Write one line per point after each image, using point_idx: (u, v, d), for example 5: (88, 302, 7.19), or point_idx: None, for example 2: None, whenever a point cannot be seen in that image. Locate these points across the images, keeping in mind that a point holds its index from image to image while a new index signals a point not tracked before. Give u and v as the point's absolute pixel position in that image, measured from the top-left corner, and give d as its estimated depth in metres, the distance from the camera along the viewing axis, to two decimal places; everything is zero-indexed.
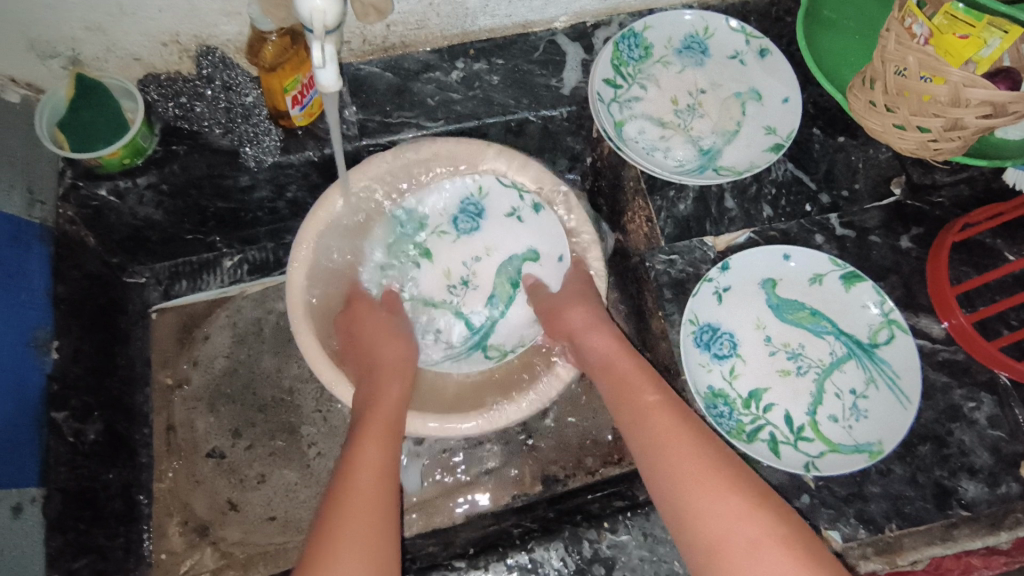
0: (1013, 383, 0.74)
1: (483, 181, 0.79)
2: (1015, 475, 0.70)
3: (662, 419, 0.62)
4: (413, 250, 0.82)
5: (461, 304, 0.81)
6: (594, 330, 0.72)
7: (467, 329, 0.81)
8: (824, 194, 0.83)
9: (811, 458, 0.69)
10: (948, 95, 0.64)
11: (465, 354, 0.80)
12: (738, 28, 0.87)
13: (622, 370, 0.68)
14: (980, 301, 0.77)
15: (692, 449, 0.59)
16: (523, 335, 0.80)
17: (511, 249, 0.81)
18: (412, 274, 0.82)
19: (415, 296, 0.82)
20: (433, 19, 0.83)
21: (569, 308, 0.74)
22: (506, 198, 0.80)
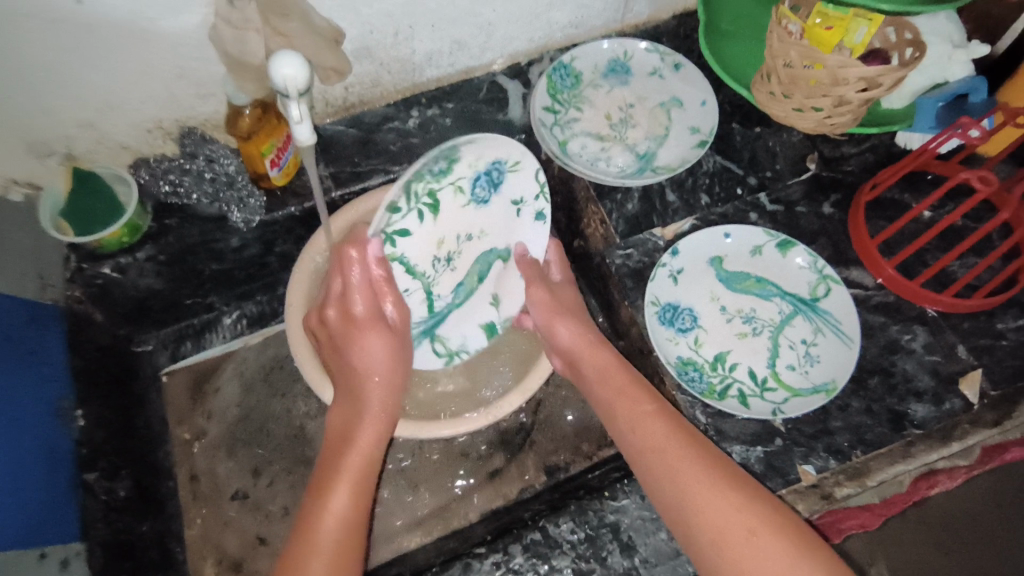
0: (941, 313, 0.84)
1: (525, 160, 0.76)
2: (956, 392, 0.79)
3: (658, 431, 0.67)
4: (425, 198, 0.72)
5: (435, 283, 0.80)
6: (582, 346, 0.77)
7: (427, 310, 0.81)
8: (751, 177, 0.94)
9: (777, 404, 0.78)
10: (830, 77, 0.76)
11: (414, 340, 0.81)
12: (652, 49, 1.00)
13: (613, 385, 0.73)
14: (899, 247, 0.88)
15: (686, 460, 0.64)
16: (467, 338, 0.85)
17: (495, 241, 0.81)
18: (410, 228, 0.74)
19: (399, 256, 0.75)
20: (386, 77, 0.95)
21: (558, 321, 0.79)
22: (525, 188, 0.78)
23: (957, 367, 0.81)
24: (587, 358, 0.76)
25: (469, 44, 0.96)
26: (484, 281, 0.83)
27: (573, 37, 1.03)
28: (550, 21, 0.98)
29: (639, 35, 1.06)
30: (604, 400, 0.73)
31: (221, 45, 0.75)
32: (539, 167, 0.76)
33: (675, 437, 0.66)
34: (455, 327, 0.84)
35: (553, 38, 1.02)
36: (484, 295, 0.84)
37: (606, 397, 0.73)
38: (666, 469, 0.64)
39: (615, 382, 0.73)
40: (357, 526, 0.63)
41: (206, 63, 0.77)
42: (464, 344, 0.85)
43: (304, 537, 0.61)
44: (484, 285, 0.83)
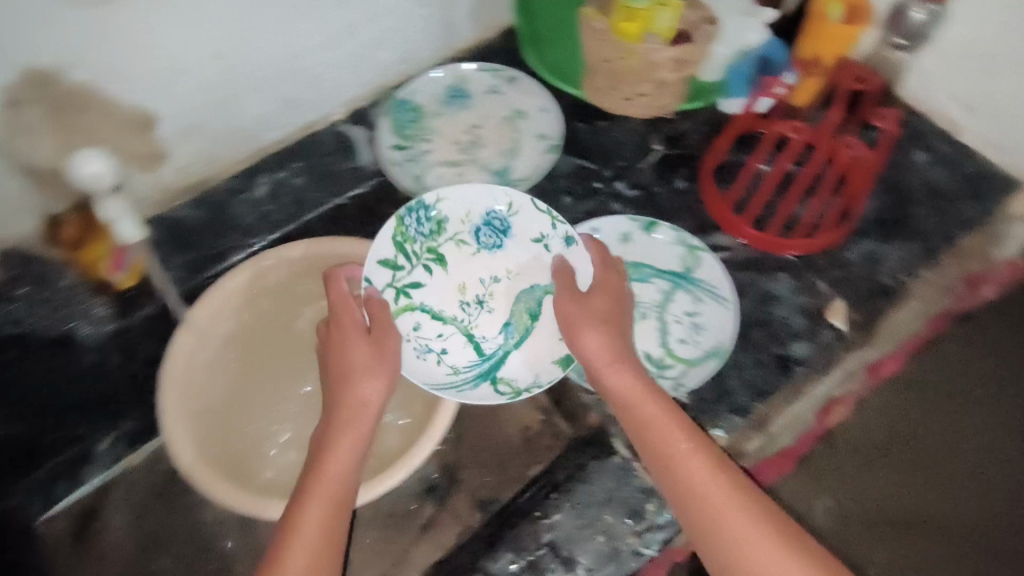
0: (800, 256, 0.89)
1: (517, 200, 0.81)
2: (828, 324, 0.85)
3: (694, 470, 0.64)
4: (424, 251, 0.82)
5: (442, 339, 0.81)
6: (614, 361, 0.71)
7: (475, 353, 0.81)
8: (606, 169, 0.97)
9: (676, 379, 0.80)
10: (644, 65, 0.80)
11: (439, 398, 0.79)
12: (484, 69, 1.02)
13: (638, 408, 0.68)
14: (750, 203, 0.93)
15: (725, 500, 0.61)
16: (538, 375, 0.80)
17: (534, 279, 0.82)
18: (421, 280, 0.81)
19: (417, 303, 0.81)
20: (220, 150, 0.90)
21: (585, 341, 0.72)
22: (537, 222, 0.81)
23: (824, 301, 0.86)
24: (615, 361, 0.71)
25: (301, 100, 0.93)
26: (539, 320, 0.82)
27: (408, 71, 1.03)
28: (378, 61, 0.98)
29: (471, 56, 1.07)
30: (625, 411, 0.69)
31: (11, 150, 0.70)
32: (533, 198, 0.80)
33: (712, 479, 0.63)
34: (520, 367, 0.81)
35: (388, 76, 1.01)
36: (560, 333, 0.81)
37: (631, 417, 0.69)
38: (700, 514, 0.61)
39: (648, 415, 0.68)
40: (327, 560, 0.62)
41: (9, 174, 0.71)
42: (533, 382, 0.80)
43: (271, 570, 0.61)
44: (540, 323, 0.82)
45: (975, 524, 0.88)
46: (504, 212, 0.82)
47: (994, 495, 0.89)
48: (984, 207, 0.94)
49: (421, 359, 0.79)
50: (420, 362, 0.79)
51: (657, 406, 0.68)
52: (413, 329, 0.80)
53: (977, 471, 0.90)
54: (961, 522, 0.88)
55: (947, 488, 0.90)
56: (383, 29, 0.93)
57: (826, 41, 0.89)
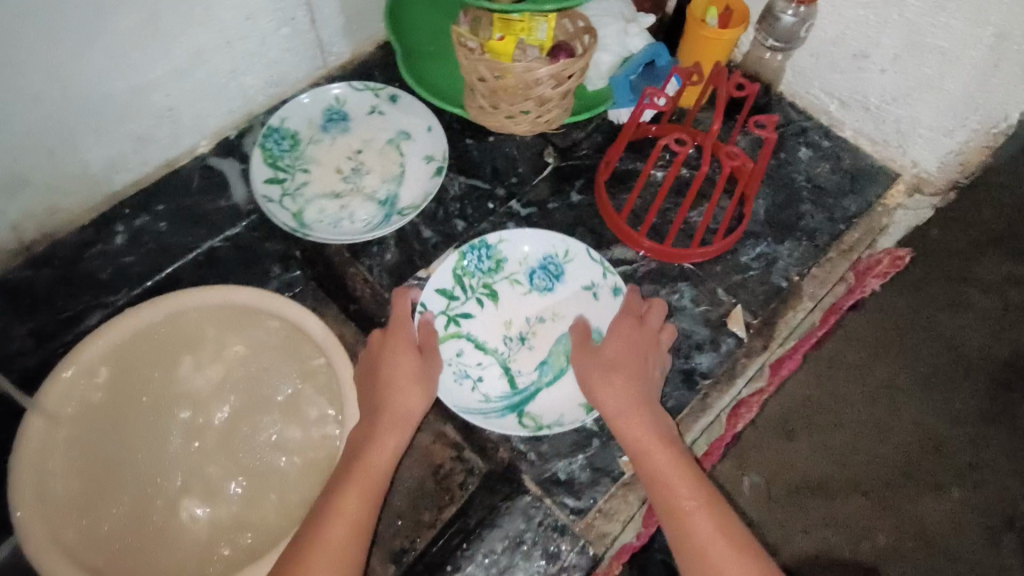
0: (696, 265, 0.89)
1: (573, 247, 0.84)
2: (729, 331, 0.85)
3: (701, 522, 0.63)
4: (479, 287, 0.83)
5: (512, 359, 0.80)
6: (633, 409, 0.70)
7: (508, 386, 0.78)
8: (499, 188, 0.93)
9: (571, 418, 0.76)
10: (522, 82, 0.76)
11: (497, 413, 0.76)
12: (362, 88, 0.95)
13: (645, 448, 0.69)
14: (645, 213, 0.92)
15: (722, 547, 0.62)
16: (564, 412, 0.77)
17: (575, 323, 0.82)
18: (472, 311, 0.82)
19: (464, 333, 0.80)
20: (64, 199, 0.80)
21: (608, 376, 0.72)
22: (589, 270, 0.83)
23: (723, 309, 0.86)
24: (626, 405, 0.71)
25: (155, 136, 0.84)
26: None
27: (279, 95, 0.95)
28: (242, 87, 0.89)
29: (347, 74, 1.01)
30: (640, 450, 0.69)
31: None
32: (589, 249, 0.83)
33: (721, 535, 0.63)
34: (550, 403, 0.77)
35: (256, 101, 0.93)
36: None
37: (640, 457, 0.69)
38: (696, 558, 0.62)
39: (657, 461, 0.68)
40: (349, 556, 0.63)
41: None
42: (559, 419, 0.76)
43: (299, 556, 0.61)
44: None
45: (874, 475, 0.89)
46: (559, 258, 0.85)
47: (897, 439, 0.91)
48: (865, 199, 0.96)
49: (458, 384, 0.77)
50: (458, 387, 0.77)
51: (670, 452, 0.68)
52: (455, 355, 0.79)
53: (878, 419, 0.92)
54: (866, 478, 0.89)
55: (856, 442, 0.91)
56: (242, 52, 0.85)
57: (704, 45, 0.90)
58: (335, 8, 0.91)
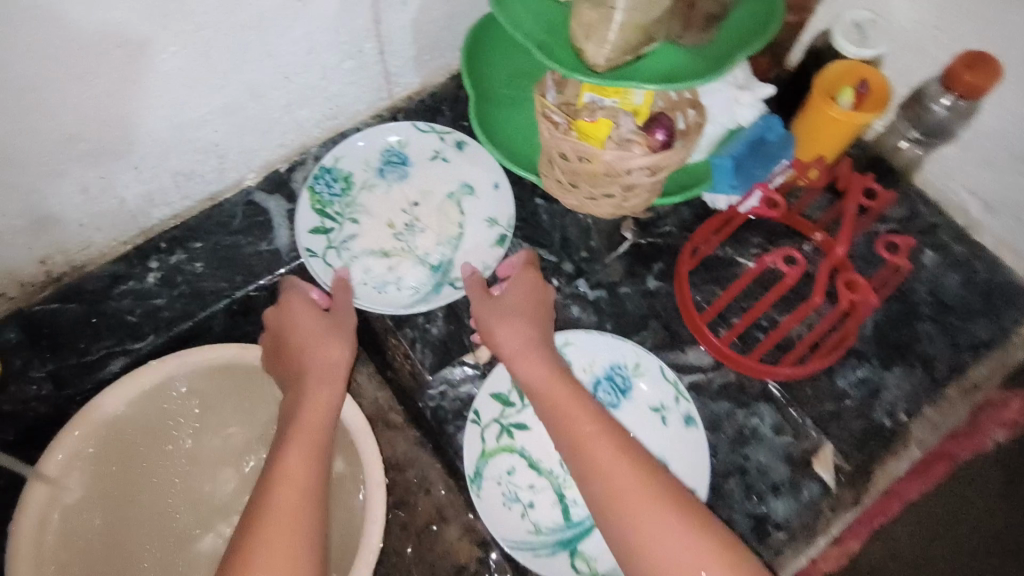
0: (784, 386, 0.77)
1: (645, 361, 0.75)
2: (813, 475, 0.72)
3: (605, 456, 0.58)
4: None
5: (567, 485, 0.71)
6: (525, 348, 0.68)
7: (561, 515, 0.70)
8: (566, 263, 0.83)
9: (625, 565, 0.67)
10: (608, 170, 0.65)
11: (548, 550, 0.67)
12: (427, 130, 0.85)
13: (553, 400, 0.64)
14: (733, 314, 0.80)
15: (628, 486, 0.56)
16: None
17: None
18: (528, 422, 0.74)
19: (517, 447, 0.72)
20: (96, 235, 0.75)
21: (507, 321, 0.70)
22: (661, 391, 0.74)
23: (809, 444, 0.74)
24: (520, 357, 0.68)
25: (199, 171, 0.77)
26: None
27: (337, 127, 0.86)
28: (296, 121, 0.81)
29: (414, 108, 0.91)
30: (544, 399, 0.65)
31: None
32: (663, 366, 0.74)
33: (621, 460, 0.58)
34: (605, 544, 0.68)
35: (310, 133, 0.84)
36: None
37: (545, 411, 0.64)
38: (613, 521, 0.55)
39: (561, 399, 0.64)
40: (305, 529, 0.56)
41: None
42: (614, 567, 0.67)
43: (253, 523, 0.55)
44: None
45: None
46: (627, 370, 0.76)
47: None
48: (1000, 326, 0.80)
49: (505, 508, 0.69)
50: (506, 512, 0.69)
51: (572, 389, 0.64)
52: (506, 472, 0.71)
53: None
54: None
55: None
56: (299, 86, 0.76)
57: (830, 129, 0.74)
58: (408, 40, 0.81)
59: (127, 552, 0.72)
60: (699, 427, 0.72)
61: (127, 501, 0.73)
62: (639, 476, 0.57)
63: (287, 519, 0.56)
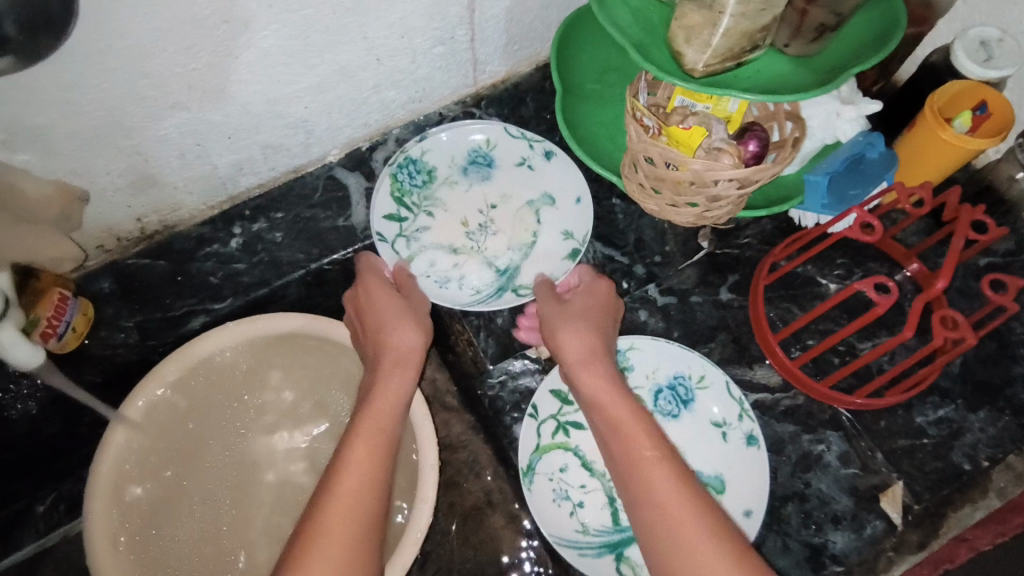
0: (855, 414, 0.74)
1: (711, 374, 0.73)
2: (879, 511, 0.70)
3: (662, 485, 0.58)
4: None
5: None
6: (587, 358, 0.68)
7: (611, 520, 0.69)
8: (638, 266, 0.82)
9: None
10: (696, 179, 0.63)
11: (593, 551, 0.67)
12: (518, 135, 0.85)
13: (612, 417, 0.64)
14: (808, 336, 0.78)
15: (683, 524, 0.55)
16: None
17: (698, 463, 0.71)
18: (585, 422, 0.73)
19: (573, 446, 0.72)
20: (188, 198, 0.77)
21: (569, 329, 0.70)
22: (724, 407, 0.72)
23: (877, 479, 0.71)
24: (584, 366, 0.68)
25: (287, 144, 0.79)
26: None
27: (421, 110, 0.87)
28: (382, 102, 0.82)
29: (498, 96, 0.91)
30: (603, 413, 0.64)
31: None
32: (729, 381, 0.72)
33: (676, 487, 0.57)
34: None
35: (395, 114, 0.85)
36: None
37: (604, 426, 0.64)
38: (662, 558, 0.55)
39: (618, 419, 0.63)
40: (368, 517, 0.58)
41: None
42: None
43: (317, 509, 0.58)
44: None
45: None
46: (691, 381, 0.74)
47: None
48: None
49: (555, 505, 0.69)
50: (556, 509, 0.69)
51: (629, 408, 0.64)
52: (558, 469, 0.71)
53: None
54: None
55: None
56: (389, 69, 0.77)
57: (938, 150, 0.71)
58: (500, 28, 0.80)
59: (189, 501, 0.75)
60: (761, 448, 0.70)
61: (196, 452, 0.77)
62: (697, 515, 0.55)
63: (353, 494, 0.59)
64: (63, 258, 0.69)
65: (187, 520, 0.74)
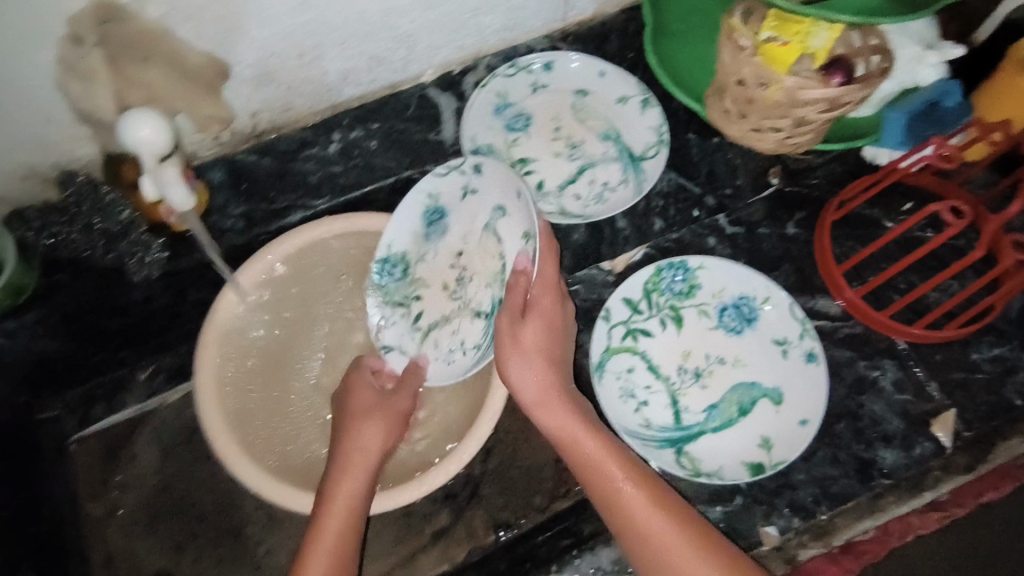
0: (912, 345, 0.77)
1: (776, 296, 0.78)
2: (928, 434, 0.74)
3: (641, 516, 0.63)
4: (667, 309, 0.79)
5: (682, 392, 0.75)
6: (546, 398, 0.69)
7: (672, 418, 0.74)
8: (709, 196, 0.86)
9: (722, 471, 0.71)
10: (787, 98, 0.67)
11: (656, 444, 0.72)
12: (512, 72, 0.89)
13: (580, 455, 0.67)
14: (869, 272, 0.81)
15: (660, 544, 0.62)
16: (724, 465, 0.71)
17: (758, 376, 0.75)
18: (653, 330, 0.78)
19: (640, 350, 0.77)
20: (297, 100, 0.82)
21: (523, 366, 0.69)
22: (786, 326, 0.76)
23: (929, 405, 0.75)
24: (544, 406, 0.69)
25: (389, 58, 0.82)
26: (749, 415, 0.74)
27: (512, 40, 0.90)
28: (479, 26, 0.84)
29: (584, 35, 0.92)
30: (568, 448, 0.68)
31: (116, 64, 0.64)
32: (794, 303, 0.76)
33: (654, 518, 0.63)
34: (709, 450, 0.72)
35: (488, 42, 0.88)
36: (752, 435, 0.73)
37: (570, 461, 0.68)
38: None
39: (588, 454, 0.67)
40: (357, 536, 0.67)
41: (99, 79, 0.64)
42: (720, 471, 0.71)
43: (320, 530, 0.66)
44: (750, 419, 0.73)
45: None
46: (755, 302, 0.78)
47: None
48: None
49: (620, 401, 0.74)
50: (622, 404, 0.74)
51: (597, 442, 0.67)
52: (626, 369, 0.76)
53: None
54: None
55: None
56: None
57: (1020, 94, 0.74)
58: None
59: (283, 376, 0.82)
60: (821, 364, 0.74)
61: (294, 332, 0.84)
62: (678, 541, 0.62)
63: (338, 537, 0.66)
64: (213, 118, 0.76)
65: (282, 392, 0.81)
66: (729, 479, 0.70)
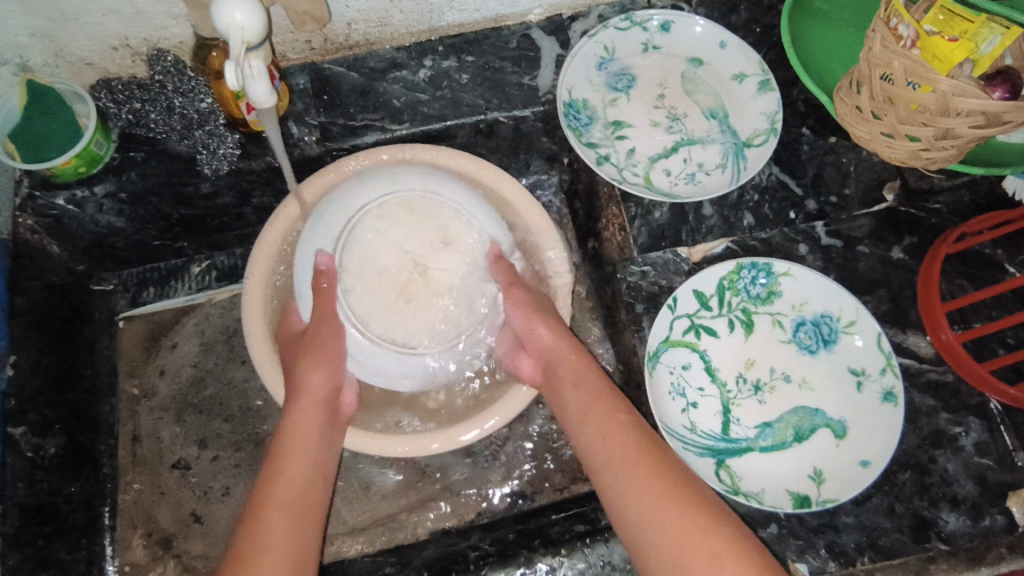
0: (1005, 408, 0.70)
1: (862, 321, 0.70)
2: (1001, 507, 0.67)
3: (626, 450, 0.61)
4: (739, 311, 0.72)
5: (736, 403, 0.70)
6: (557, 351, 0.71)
7: (720, 427, 0.69)
8: (811, 201, 0.77)
9: (759, 492, 0.66)
10: (937, 104, 0.60)
11: (696, 451, 0.67)
12: (629, 25, 0.81)
13: (585, 393, 0.67)
14: (975, 318, 0.73)
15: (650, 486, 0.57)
16: (766, 488, 0.66)
17: (823, 403, 0.69)
18: (719, 330, 0.72)
19: (700, 348, 0.71)
20: (397, 16, 0.77)
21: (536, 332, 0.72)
22: (867, 356, 0.69)
23: (1010, 477, 0.68)
24: (561, 366, 0.70)
25: None
26: (805, 442, 0.68)
27: None
28: None
29: None
30: (573, 381, 0.68)
31: None
32: (882, 332, 0.69)
33: (640, 461, 0.59)
34: (754, 470, 0.67)
35: None
36: (803, 463, 0.67)
37: (575, 407, 0.67)
38: (635, 524, 0.56)
39: (593, 395, 0.66)
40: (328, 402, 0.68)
41: None
42: (760, 494, 0.66)
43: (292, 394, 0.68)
44: (806, 447, 0.68)
45: None
46: (837, 323, 0.71)
47: None
48: None
49: (669, 400, 0.69)
50: (669, 402, 0.69)
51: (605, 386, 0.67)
52: (681, 366, 0.71)
53: None
54: None
55: None
56: None
57: None
58: None
59: None
60: (898, 406, 0.67)
61: None
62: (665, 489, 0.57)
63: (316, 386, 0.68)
64: (307, 14, 0.68)
65: None
66: (768, 505, 0.65)
